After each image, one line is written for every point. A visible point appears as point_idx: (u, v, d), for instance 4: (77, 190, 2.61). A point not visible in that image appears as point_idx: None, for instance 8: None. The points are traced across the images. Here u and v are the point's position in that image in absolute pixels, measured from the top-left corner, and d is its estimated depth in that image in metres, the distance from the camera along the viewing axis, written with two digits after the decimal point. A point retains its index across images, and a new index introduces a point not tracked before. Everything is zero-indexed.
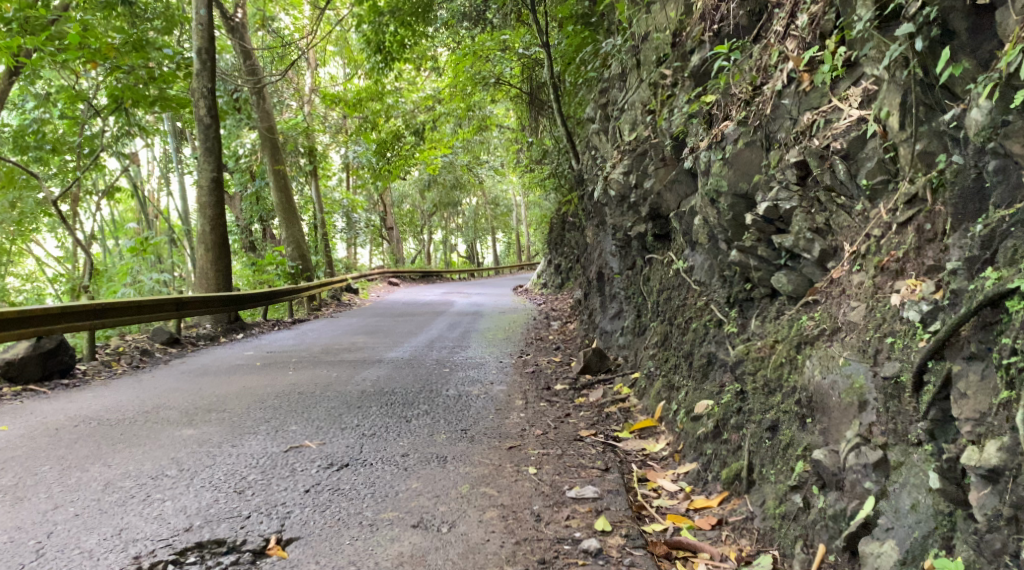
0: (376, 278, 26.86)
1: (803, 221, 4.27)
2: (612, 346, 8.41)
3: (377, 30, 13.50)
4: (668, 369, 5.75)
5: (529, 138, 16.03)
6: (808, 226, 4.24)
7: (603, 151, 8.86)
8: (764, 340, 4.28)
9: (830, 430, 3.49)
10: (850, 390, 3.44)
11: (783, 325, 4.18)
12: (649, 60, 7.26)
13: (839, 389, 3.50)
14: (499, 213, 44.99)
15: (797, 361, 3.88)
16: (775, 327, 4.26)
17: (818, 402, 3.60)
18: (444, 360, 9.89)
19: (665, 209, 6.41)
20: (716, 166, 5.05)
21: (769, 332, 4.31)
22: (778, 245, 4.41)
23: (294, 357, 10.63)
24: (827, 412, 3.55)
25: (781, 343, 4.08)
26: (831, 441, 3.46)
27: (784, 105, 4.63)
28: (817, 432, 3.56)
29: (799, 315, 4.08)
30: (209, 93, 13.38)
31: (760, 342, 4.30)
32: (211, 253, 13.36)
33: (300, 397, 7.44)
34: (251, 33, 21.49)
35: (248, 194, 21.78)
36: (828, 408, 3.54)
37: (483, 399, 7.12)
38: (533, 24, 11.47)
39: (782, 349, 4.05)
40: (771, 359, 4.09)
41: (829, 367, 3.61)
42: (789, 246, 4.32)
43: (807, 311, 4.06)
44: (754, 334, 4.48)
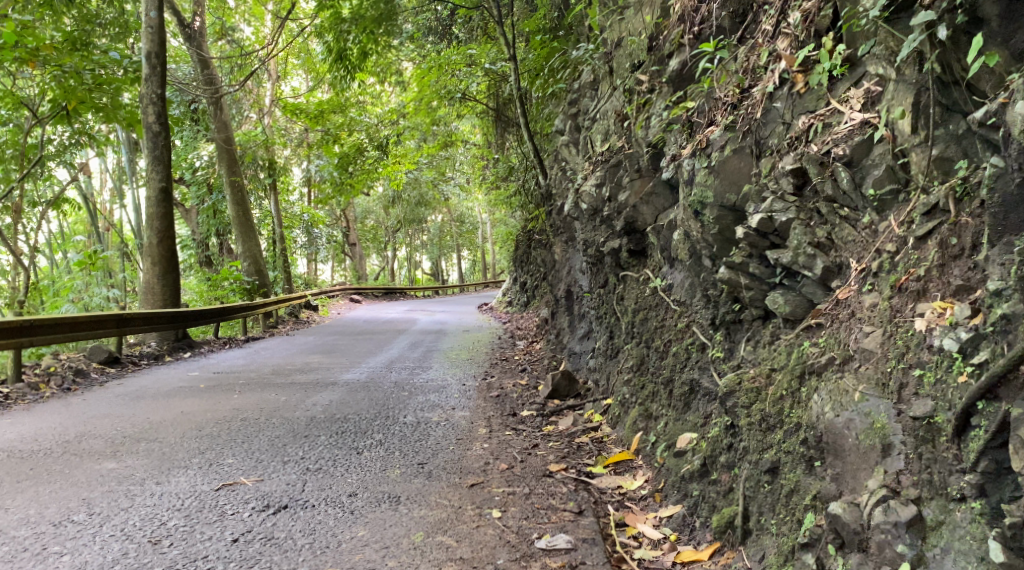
0: (337, 294, 26.07)
1: (802, 234, 3.81)
2: (582, 369, 7.92)
3: (340, 39, 12.38)
4: (645, 396, 5.28)
5: (495, 154, 15.65)
6: (808, 240, 3.78)
7: (574, 164, 8.40)
8: (757, 368, 3.82)
9: (845, 477, 3.08)
10: (870, 432, 3.03)
11: (779, 352, 3.73)
12: (623, 67, 6.84)
13: (855, 429, 3.08)
14: (466, 231, 44.44)
15: (799, 394, 3.43)
16: (770, 354, 3.80)
17: (830, 442, 3.17)
18: (403, 382, 9.27)
19: (640, 222, 5.97)
20: (699, 175, 4.58)
21: (762, 360, 3.84)
22: (774, 261, 3.94)
23: (242, 378, 9.89)
24: (841, 455, 3.12)
25: (779, 373, 3.62)
26: (847, 490, 3.02)
27: (776, 109, 4.23)
28: (828, 478, 3.12)
29: (799, 340, 3.63)
30: (159, 99, 12.61)
31: (753, 370, 3.83)
32: (158, 268, 12.52)
33: (243, 425, 6.77)
34: (209, 42, 20.73)
35: (205, 207, 20.72)
36: (843, 451, 3.11)
37: (443, 427, 6.54)
38: (501, 36, 11.05)
39: (781, 380, 3.59)
40: (768, 388, 3.63)
41: (842, 403, 3.18)
42: (788, 262, 3.86)
43: (809, 336, 3.60)
44: (744, 361, 4.01)
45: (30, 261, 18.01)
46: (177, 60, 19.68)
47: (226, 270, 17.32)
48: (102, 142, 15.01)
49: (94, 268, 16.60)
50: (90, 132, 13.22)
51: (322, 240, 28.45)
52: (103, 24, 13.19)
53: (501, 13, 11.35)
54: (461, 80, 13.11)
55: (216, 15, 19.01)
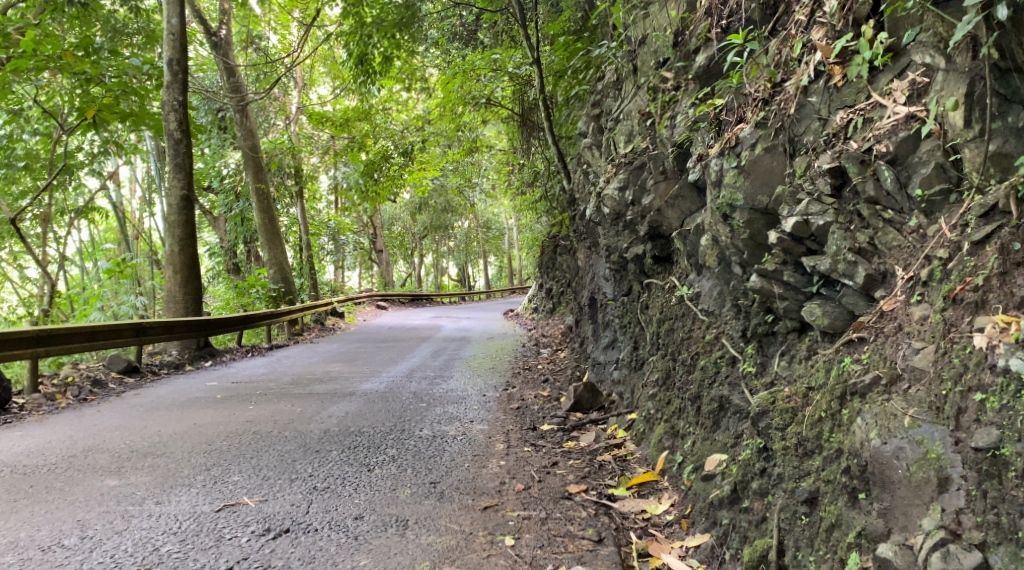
0: (364, 301, 26.00)
1: (842, 239, 3.48)
2: (605, 380, 7.63)
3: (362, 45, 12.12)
4: (671, 412, 4.98)
5: (520, 160, 15.42)
6: (848, 246, 3.45)
7: (596, 167, 8.11)
8: (792, 386, 3.50)
9: (894, 512, 2.77)
10: (923, 462, 2.73)
11: (817, 369, 3.41)
12: (647, 65, 6.56)
13: (906, 459, 2.78)
14: (492, 237, 44.20)
15: (839, 417, 3.11)
16: (805, 371, 3.47)
17: (878, 473, 2.85)
18: (422, 392, 9.03)
19: (666, 227, 5.67)
20: (727, 176, 4.27)
21: (798, 377, 3.51)
22: (811, 268, 3.60)
23: (260, 388, 9.74)
24: (890, 488, 2.81)
25: (817, 392, 3.30)
26: (899, 529, 2.73)
27: (812, 103, 3.92)
28: (874, 513, 2.82)
29: (838, 356, 3.31)
30: (181, 106, 12.53)
31: (787, 389, 3.51)
32: (180, 275, 12.45)
33: (254, 438, 6.60)
34: (235, 51, 20.77)
35: (232, 215, 20.66)
36: (892, 484, 2.80)
37: (460, 442, 6.29)
38: (525, 39, 10.79)
39: (819, 401, 3.26)
40: (804, 409, 3.31)
41: (891, 429, 2.87)
42: (826, 270, 3.52)
43: (851, 351, 3.27)
44: (778, 378, 3.69)
45: (59, 269, 18.12)
46: (204, 69, 19.74)
47: (251, 278, 17.28)
48: (129, 151, 15.03)
49: (120, 276, 16.63)
50: (115, 140, 13.22)
51: (347, 247, 28.40)
52: (130, 33, 13.18)
53: (524, 15, 11.09)
54: (485, 85, 12.87)
55: (243, 23, 19.02)
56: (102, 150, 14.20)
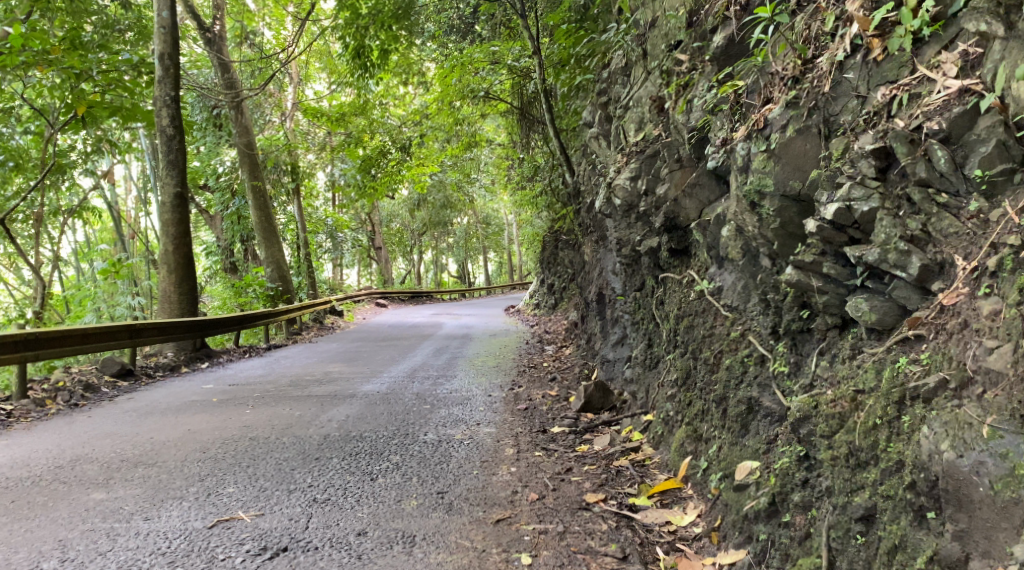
0: (363, 298, 25.68)
1: (892, 226, 3.17)
2: (616, 378, 7.33)
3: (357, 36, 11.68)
4: (692, 415, 4.67)
5: (520, 154, 15.09)
6: (899, 234, 3.14)
7: (604, 158, 7.79)
8: (836, 389, 3.20)
9: (974, 535, 2.54)
10: (1011, 480, 2.47)
11: (866, 371, 3.11)
12: (659, 48, 6.25)
13: (988, 475, 2.53)
14: (491, 232, 43.82)
15: (898, 424, 2.86)
16: (851, 372, 3.18)
17: (952, 491, 2.61)
18: (425, 393, 8.73)
19: (683, 217, 5.36)
20: (755, 161, 3.95)
21: (842, 379, 3.21)
22: (857, 259, 3.28)
23: (257, 390, 9.42)
24: (967, 507, 2.58)
25: (869, 397, 3.01)
26: (987, 555, 2.49)
27: (849, 80, 3.60)
28: (949, 535, 2.59)
29: (891, 356, 3.03)
30: (173, 101, 12.15)
31: (830, 392, 3.22)
32: (174, 275, 12.09)
33: (250, 445, 6.30)
34: (228, 46, 20.36)
35: (229, 213, 20.33)
36: (973, 504, 2.56)
37: (467, 447, 5.99)
38: (524, 29, 10.43)
39: (872, 405, 2.99)
40: (856, 415, 3.04)
41: (966, 440, 2.62)
42: (874, 261, 3.20)
43: (905, 351, 2.99)
44: (818, 379, 3.39)
45: (53, 271, 17.78)
46: (197, 65, 19.35)
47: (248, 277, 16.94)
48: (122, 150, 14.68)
49: (115, 277, 16.28)
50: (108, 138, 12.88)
51: (345, 244, 28.02)
52: (121, 29, 12.81)
53: (523, 4, 10.73)
54: (484, 77, 12.51)
55: (236, 17, 18.62)
56: (94, 148, 13.83)
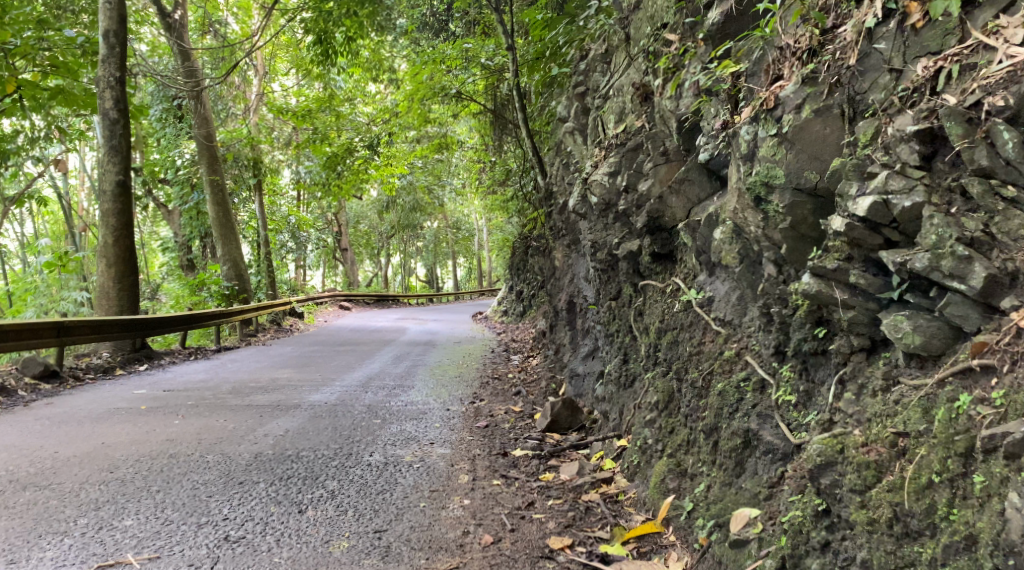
0: (325, 301, 24.71)
1: (944, 225, 2.56)
2: (586, 395, 6.68)
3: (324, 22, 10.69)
4: (674, 446, 4.04)
5: (492, 158, 14.37)
6: (955, 235, 2.53)
7: (580, 155, 7.16)
8: (872, 431, 2.61)
9: None
10: None
11: (910, 410, 2.51)
12: (644, 31, 5.63)
13: None
14: (462, 238, 42.95)
15: (965, 484, 2.27)
16: (892, 410, 2.58)
17: None
18: (377, 406, 7.95)
19: (670, 217, 4.73)
20: (763, 147, 3.30)
21: (879, 418, 2.62)
22: (898, 267, 2.66)
23: (193, 398, 8.54)
24: None
25: (925, 446, 2.42)
26: None
27: (879, 51, 2.98)
28: None
29: (949, 394, 2.43)
30: (119, 83, 10.49)
31: (862, 433, 2.65)
32: (113, 270, 10.53)
33: (167, 463, 5.49)
34: (191, 35, 19.25)
35: (188, 209, 18.97)
36: None
37: (416, 474, 5.26)
38: (499, 23, 9.71)
39: (927, 456, 2.40)
40: (902, 466, 2.46)
41: None
42: (921, 269, 2.59)
43: (968, 388, 2.39)
44: (843, 414, 2.79)
45: None
46: (157, 53, 18.24)
47: (202, 275, 15.96)
48: (70, 137, 13.48)
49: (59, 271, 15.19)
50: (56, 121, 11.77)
51: (308, 244, 27.02)
52: (73, 9, 11.47)
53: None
54: (456, 75, 11.69)
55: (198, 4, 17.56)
56: (37, 134, 12.64)
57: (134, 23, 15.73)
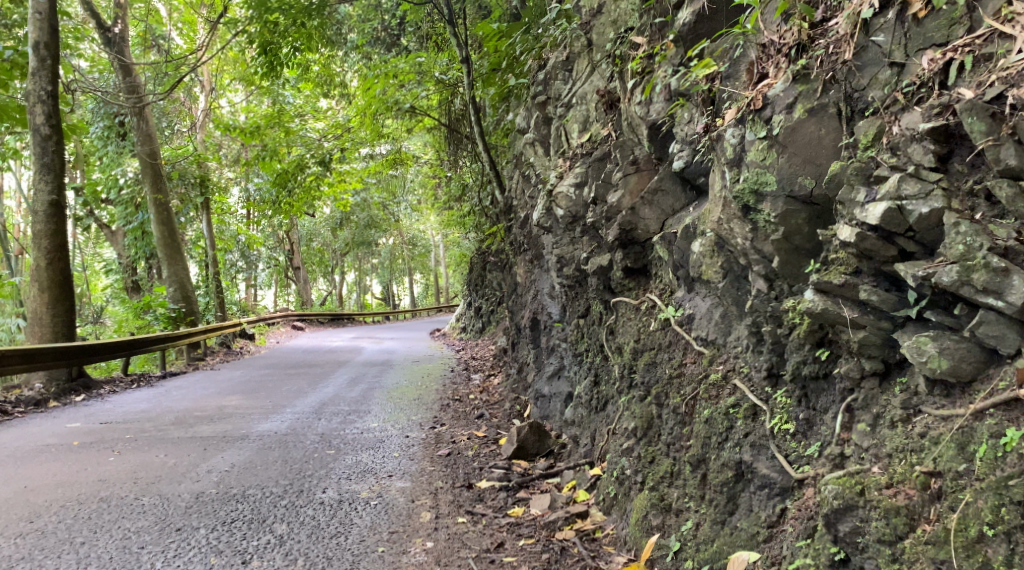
0: (277, 321, 23.87)
1: (972, 234, 2.35)
2: (554, 418, 6.34)
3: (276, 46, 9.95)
4: (652, 477, 3.72)
5: (448, 173, 13.98)
6: (985, 244, 2.32)
7: (542, 166, 6.85)
8: (904, 472, 2.41)
9: None
10: None
11: (943, 445, 2.33)
12: (607, 36, 5.35)
13: None
14: (418, 254, 42.26)
15: (1022, 539, 2.07)
16: (923, 446, 2.38)
17: None
18: (330, 435, 7.44)
19: (642, 230, 4.40)
20: (751, 151, 3.03)
21: (908, 455, 2.42)
22: (919, 281, 2.46)
23: (131, 430, 7.89)
24: None
25: (971, 492, 2.21)
26: None
27: (877, 45, 2.73)
28: None
29: (992, 430, 2.22)
30: (52, 96, 9.28)
31: (889, 475, 2.44)
32: (45, 298, 9.36)
33: (96, 507, 4.92)
34: (132, 50, 18.39)
35: (131, 229, 18.04)
36: None
37: (374, 513, 4.81)
38: (453, 35, 9.32)
39: (975, 503, 2.19)
40: (942, 512, 2.26)
41: None
42: (949, 283, 2.38)
43: (1014, 423, 2.18)
44: (863, 451, 2.57)
45: None
46: (97, 69, 17.35)
47: (146, 297, 15.16)
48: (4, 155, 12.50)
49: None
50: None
51: (257, 263, 26.15)
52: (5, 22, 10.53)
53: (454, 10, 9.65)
54: (408, 90, 11.01)
55: (139, 17, 16.79)
56: None
57: (70, 37, 14.87)
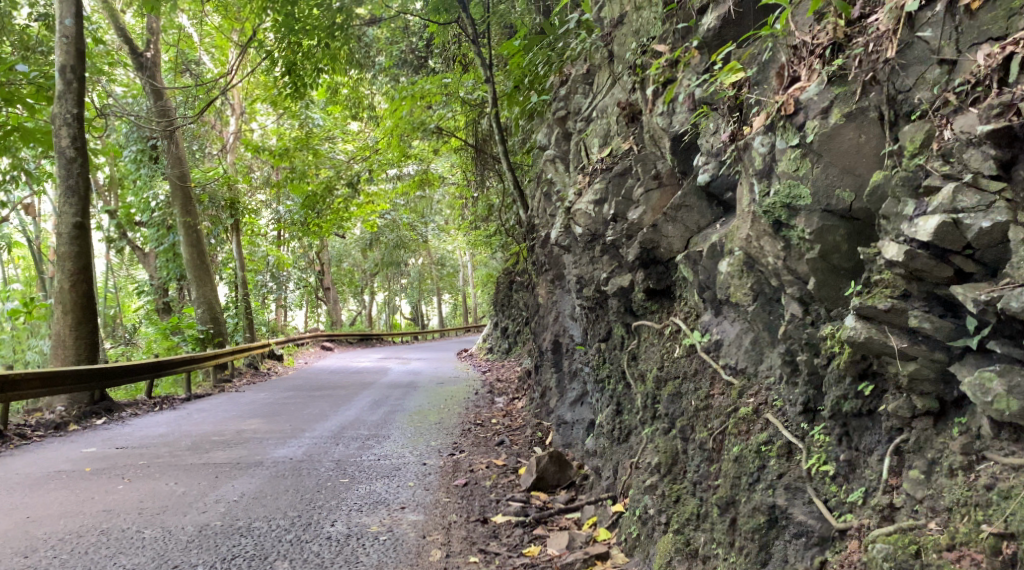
0: (306, 341, 23.82)
1: None
2: (576, 446, 6.03)
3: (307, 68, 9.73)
4: (675, 519, 3.41)
5: (473, 193, 13.78)
6: None
7: (563, 183, 6.59)
8: (969, 532, 2.13)
9: None
10: None
11: (1016, 502, 2.05)
12: (627, 46, 5.10)
13: None
14: (446, 274, 42.16)
15: None
16: (993, 503, 2.11)
17: None
18: (345, 462, 7.19)
19: (666, 248, 4.12)
20: (783, 160, 2.77)
21: (974, 514, 2.14)
22: (982, 307, 2.17)
23: (145, 456, 7.73)
24: None
25: None
26: None
27: (923, 41, 2.46)
28: None
29: None
30: (78, 120, 8.96)
31: (952, 535, 2.16)
32: (68, 321, 8.93)
33: (94, 542, 4.72)
34: (164, 74, 18.55)
35: (162, 251, 18.11)
36: None
37: (382, 551, 4.53)
38: (477, 54, 9.14)
39: None
40: None
41: None
42: (1020, 309, 2.08)
43: None
44: (921, 505, 2.29)
45: None
46: (130, 94, 17.49)
47: (174, 319, 15.12)
48: (36, 179, 12.43)
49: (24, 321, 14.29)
50: (17, 163, 10.87)
51: (287, 283, 26.20)
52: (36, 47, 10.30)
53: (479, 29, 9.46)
54: (435, 110, 10.98)
55: (171, 43, 16.94)
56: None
57: (103, 63, 15.00)
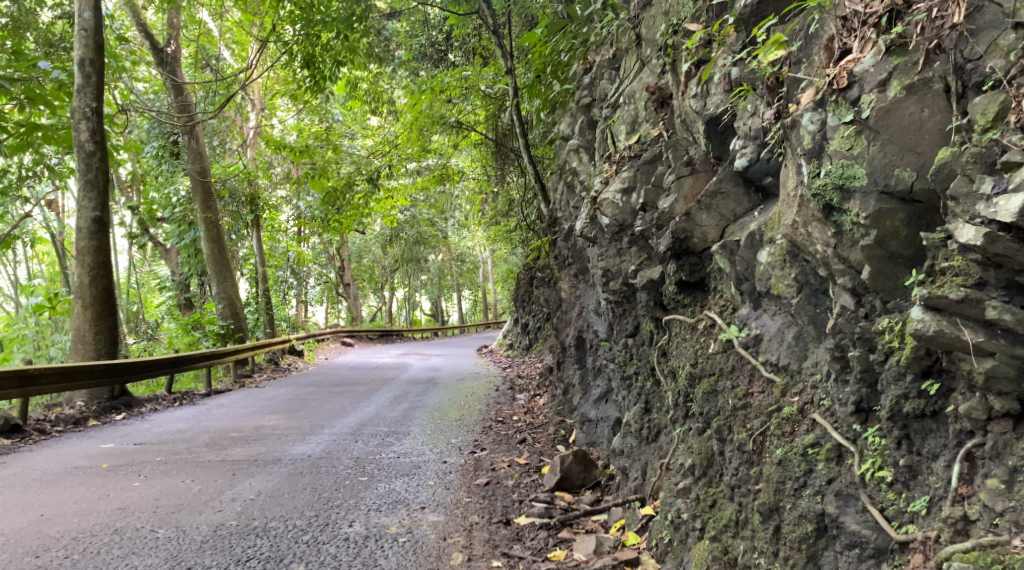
0: (326, 337, 23.77)
1: None
2: (601, 445, 5.85)
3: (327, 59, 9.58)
4: (711, 524, 3.22)
5: (494, 188, 13.58)
6: None
7: (587, 173, 6.39)
8: None
9: None
10: None
11: None
12: (656, 28, 4.90)
13: None
14: (466, 270, 41.99)
15: None
16: None
17: None
18: (364, 460, 7.04)
19: (699, 238, 3.89)
20: (834, 138, 2.57)
21: None
22: None
23: (162, 452, 7.63)
24: None
25: None
26: None
27: (995, 6, 2.25)
28: None
29: None
30: (97, 114, 8.87)
31: None
32: (88, 316, 8.84)
33: (107, 542, 4.60)
34: (185, 70, 18.53)
35: (183, 246, 18.10)
36: None
37: (401, 554, 4.36)
38: (498, 45, 8.94)
39: None
40: None
41: None
42: None
43: None
44: (998, 517, 2.11)
45: None
46: (151, 90, 17.49)
47: (196, 315, 15.10)
48: (58, 174, 12.41)
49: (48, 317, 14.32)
50: (39, 158, 10.84)
51: (308, 279, 26.18)
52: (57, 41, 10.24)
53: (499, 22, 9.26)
54: (454, 103, 10.75)
55: (192, 38, 16.90)
56: (22, 175, 11.59)
57: (125, 59, 14.98)
